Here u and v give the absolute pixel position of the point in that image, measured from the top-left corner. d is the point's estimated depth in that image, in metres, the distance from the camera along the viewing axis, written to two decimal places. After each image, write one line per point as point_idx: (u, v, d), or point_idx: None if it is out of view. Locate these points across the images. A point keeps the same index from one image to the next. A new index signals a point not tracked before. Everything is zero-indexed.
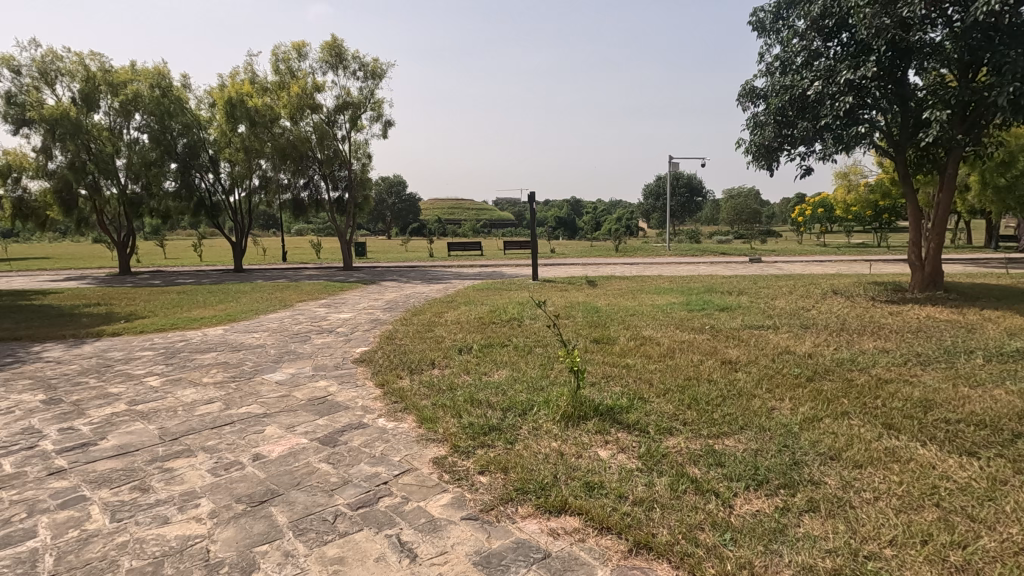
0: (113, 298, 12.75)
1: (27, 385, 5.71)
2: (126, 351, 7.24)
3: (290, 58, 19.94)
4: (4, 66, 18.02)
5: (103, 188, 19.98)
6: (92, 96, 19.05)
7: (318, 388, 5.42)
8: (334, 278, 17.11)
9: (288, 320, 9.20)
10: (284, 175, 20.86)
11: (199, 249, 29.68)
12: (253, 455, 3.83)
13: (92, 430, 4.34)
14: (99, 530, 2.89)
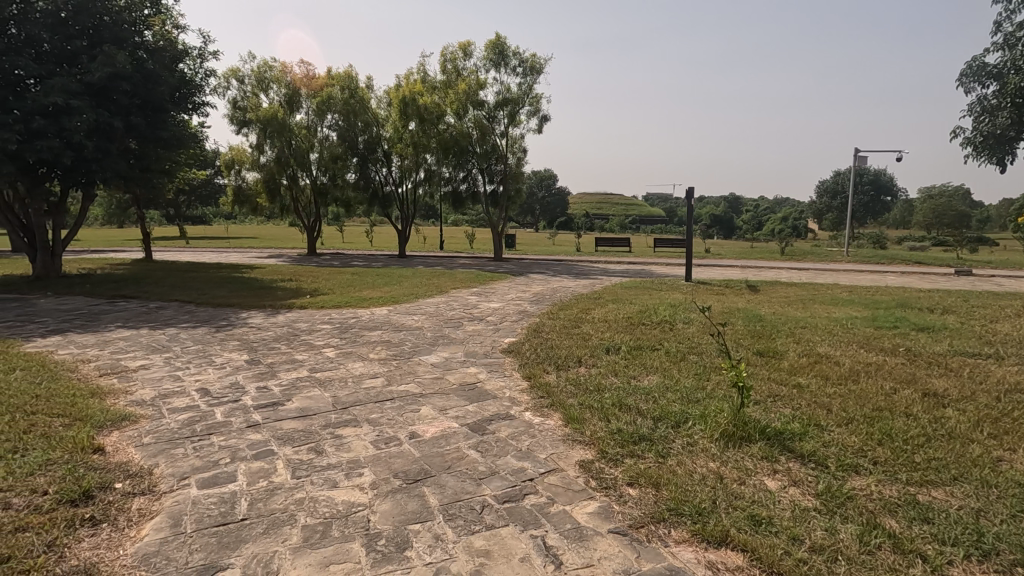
0: (302, 276, 14.64)
1: (236, 346, 6.74)
2: (309, 323, 8.22)
3: (457, 58, 21.06)
4: (232, 77, 21.53)
5: (299, 179, 23.14)
6: (295, 99, 22.23)
7: (469, 373, 5.62)
8: (485, 268, 17.84)
9: (443, 306, 9.76)
10: (446, 168, 22.23)
11: (370, 235, 32.97)
12: (409, 432, 4.05)
13: (281, 392, 4.95)
14: (283, 483, 3.25)
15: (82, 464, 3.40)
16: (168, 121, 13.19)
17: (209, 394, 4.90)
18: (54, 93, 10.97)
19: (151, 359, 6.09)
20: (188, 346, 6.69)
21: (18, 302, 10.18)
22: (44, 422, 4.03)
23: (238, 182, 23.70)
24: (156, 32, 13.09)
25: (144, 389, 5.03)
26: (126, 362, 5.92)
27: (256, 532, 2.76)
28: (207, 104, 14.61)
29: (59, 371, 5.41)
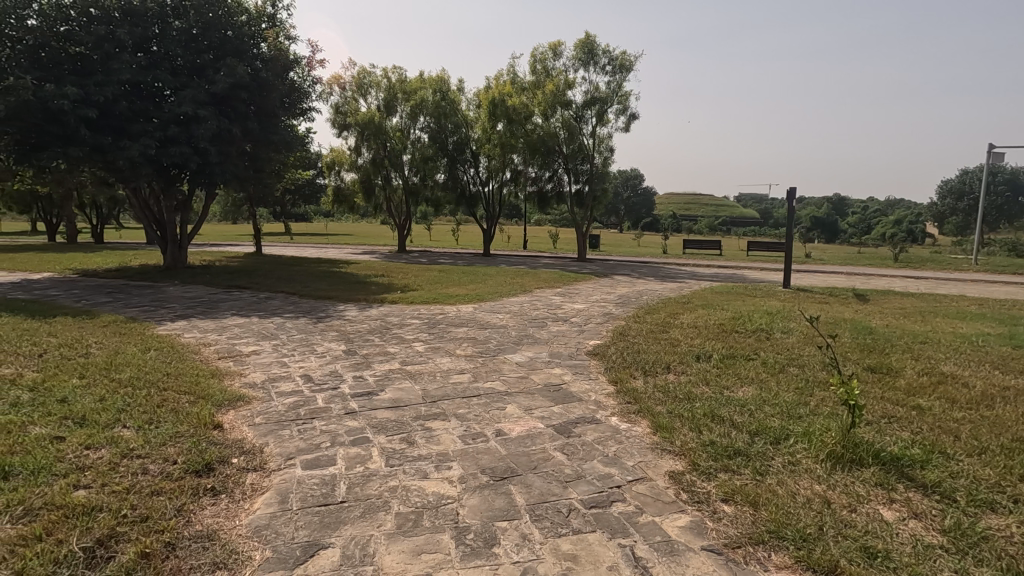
0: (392, 272, 15.32)
1: (335, 337, 7.17)
2: (400, 317, 8.58)
3: (546, 58, 21.11)
4: (335, 84, 22.92)
5: (392, 179, 24.23)
6: (391, 103, 23.25)
7: (554, 374, 5.61)
8: (569, 269, 17.75)
9: (528, 305, 9.81)
10: (532, 168, 22.36)
11: (457, 233, 33.85)
12: (495, 430, 4.10)
13: (376, 382, 5.20)
14: (378, 470, 3.41)
15: (206, 438, 3.75)
16: (279, 127, 14.28)
17: (312, 380, 5.24)
18: (186, 103, 12.25)
19: (261, 345, 6.62)
20: (293, 335, 7.20)
21: (152, 289, 11.46)
22: (174, 398, 4.50)
23: (337, 182, 25.19)
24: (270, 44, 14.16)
25: (255, 373, 5.48)
26: (240, 347, 6.48)
27: (354, 515, 2.91)
28: (312, 109, 15.59)
29: (185, 353, 6.02)
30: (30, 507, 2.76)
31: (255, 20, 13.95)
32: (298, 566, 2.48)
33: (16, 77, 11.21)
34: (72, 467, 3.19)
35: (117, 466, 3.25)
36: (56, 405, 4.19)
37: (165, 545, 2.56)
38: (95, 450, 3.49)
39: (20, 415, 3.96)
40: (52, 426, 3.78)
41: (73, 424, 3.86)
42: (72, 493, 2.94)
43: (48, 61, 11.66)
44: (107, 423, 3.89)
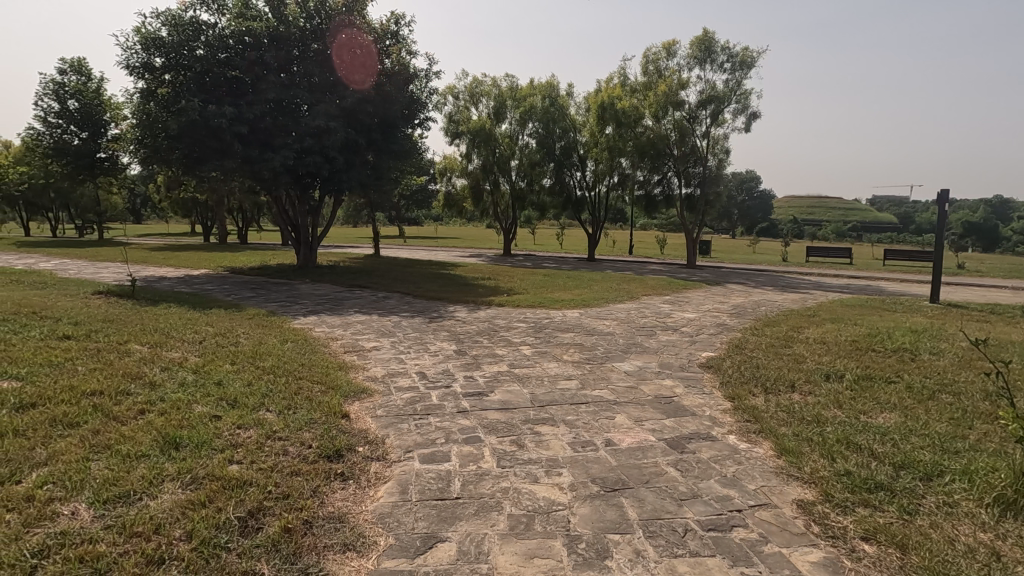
0: (499, 275, 15.66)
1: (446, 337, 7.47)
2: (508, 320, 8.75)
3: (659, 58, 20.50)
4: (449, 94, 23.97)
5: (500, 184, 24.89)
6: (501, 110, 23.87)
7: (664, 386, 5.41)
8: (677, 275, 17.07)
9: (635, 312, 9.58)
10: (641, 172, 21.79)
11: (561, 238, 33.90)
12: (605, 439, 4.04)
13: (485, 383, 5.35)
14: (490, 470, 3.49)
15: (335, 427, 4.06)
16: (399, 136, 15.23)
17: (426, 378, 5.50)
18: (320, 117, 13.49)
19: (380, 342, 7.07)
20: (408, 333, 7.61)
21: (287, 286, 12.69)
22: (307, 387, 4.94)
23: (448, 188, 26.33)
24: (393, 58, 15.04)
25: (376, 367, 5.87)
26: (362, 343, 6.97)
27: (468, 512, 3.00)
28: (428, 119, 16.39)
29: (316, 345, 6.60)
30: (195, 477, 3.16)
31: (380, 38, 14.98)
32: (418, 556, 2.60)
33: (187, 100, 12.94)
34: (227, 444, 3.61)
35: (263, 447, 3.62)
36: (213, 387, 4.77)
37: (303, 523, 2.80)
38: (245, 430, 3.92)
39: (186, 394, 4.55)
40: (210, 406, 4.31)
41: (227, 405, 4.37)
42: (228, 467, 3.32)
43: (211, 85, 13.26)
44: (253, 406, 4.35)
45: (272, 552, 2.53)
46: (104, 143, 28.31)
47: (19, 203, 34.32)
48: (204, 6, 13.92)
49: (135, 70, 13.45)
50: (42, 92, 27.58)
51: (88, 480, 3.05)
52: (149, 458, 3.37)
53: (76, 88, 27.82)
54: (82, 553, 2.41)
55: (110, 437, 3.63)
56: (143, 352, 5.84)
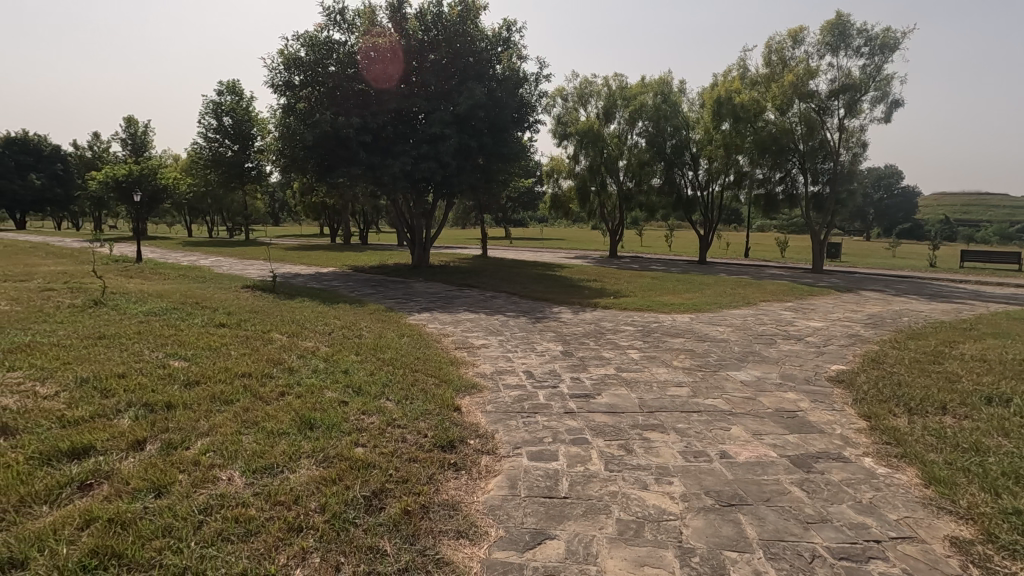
0: (604, 277, 15.45)
1: (553, 337, 7.51)
2: (614, 323, 8.61)
3: (784, 47, 19.04)
4: (558, 96, 24.09)
5: (607, 185, 24.58)
6: (611, 110, 23.55)
7: (787, 399, 5.01)
8: (801, 280, 15.76)
9: (752, 319, 8.99)
10: (761, 170, 20.33)
11: (670, 239, 32.67)
12: (720, 451, 3.84)
13: (592, 385, 5.31)
14: (597, 473, 3.46)
15: (448, 419, 4.25)
16: (508, 139, 15.59)
17: (533, 377, 5.58)
18: (435, 124, 14.16)
19: (488, 340, 7.29)
20: (515, 332, 7.77)
21: (403, 284, 13.50)
22: (423, 379, 5.23)
23: (555, 189, 26.47)
24: (504, 64, 15.41)
25: (485, 364, 6.07)
26: (472, 340, 7.23)
27: (576, 512, 3.00)
28: (537, 122, 16.60)
29: (430, 341, 6.96)
30: (327, 455, 3.47)
31: (492, 45, 15.42)
32: (526, 551, 2.65)
33: (320, 113, 14.23)
34: (354, 428, 3.92)
35: (385, 432, 3.89)
36: (341, 375, 5.21)
37: (420, 507, 2.97)
38: (368, 415, 4.24)
39: (318, 380, 5.02)
40: (339, 392, 4.70)
41: (353, 392, 4.74)
42: (355, 448, 3.61)
43: (341, 98, 14.45)
44: (375, 395, 4.69)
45: (394, 531, 2.70)
46: (252, 155, 32.06)
47: (185, 209, 39.77)
48: (337, 26, 15.23)
49: (279, 88, 15.05)
50: (204, 111, 31.75)
51: (241, 451, 3.46)
52: (289, 435, 3.76)
53: (230, 106, 31.70)
54: (236, 514, 2.74)
55: (258, 414, 4.10)
56: (283, 340, 6.53)
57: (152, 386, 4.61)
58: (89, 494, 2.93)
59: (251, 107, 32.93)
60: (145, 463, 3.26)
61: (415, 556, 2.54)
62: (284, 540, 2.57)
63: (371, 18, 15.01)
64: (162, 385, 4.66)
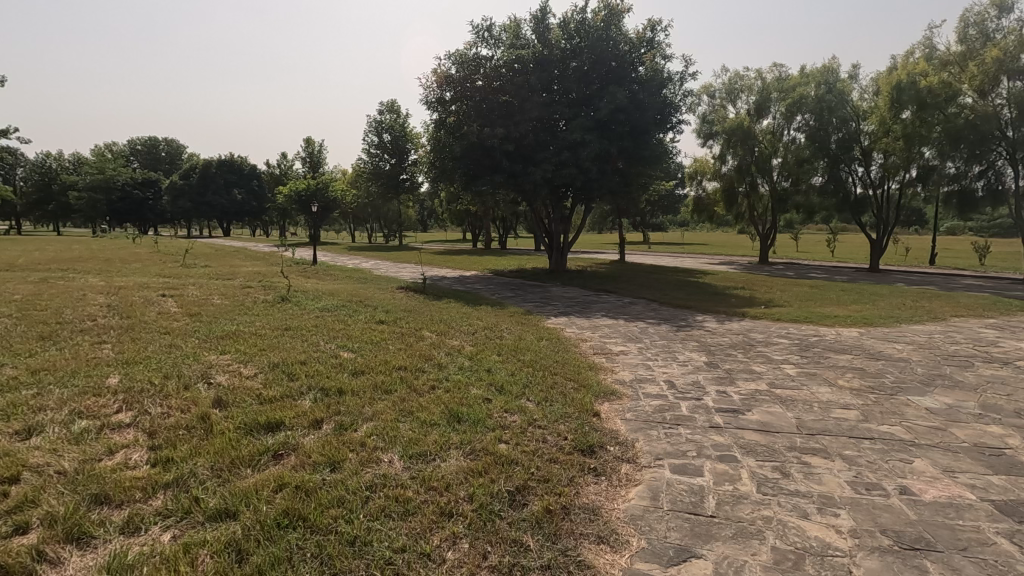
0: (754, 284, 14.34)
1: (696, 347, 7.16)
2: (766, 335, 7.94)
3: (987, 19, 16.45)
4: (704, 93, 22.90)
5: (759, 185, 22.81)
6: (764, 105, 21.82)
7: (989, 433, 4.22)
8: (1008, 293, 13.18)
9: (941, 337, 7.72)
10: (953, 163, 17.45)
11: (833, 245, 29.28)
12: (899, 486, 3.36)
13: (742, 400, 4.96)
14: (748, 495, 3.23)
15: (588, 423, 4.26)
16: (650, 142, 15.16)
17: (675, 387, 5.36)
18: (576, 130, 14.27)
19: (627, 346, 7.17)
20: (655, 340, 7.53)
21: (541, 288, 13.78)
22: (562, 383, 5.30)
23: (699, 192, 25.17)
24: (648, 65, 15.06)
25: (624, 371, 5.97)
26: (610, 346, 7.16)
27: (725, 534, 2.82)
28: (682, 122, 15.93)
29: (568, 345, 7.03)
30: (474, 448, 3.68)
31: (636, 47, 15.16)
32: (671, 566, 2.56)
33: (468, 126, 15.13)
34: (497, 425, 4.10)
35: (526, 431, 4.01)
36: (485, 373, 5.49)
37: (562, 507, 3.01)
38: (510, 414, 4.40)
39: (464, 377, 5.33)
40: (483, 389, 4.95)
41: (496, 390, 4.97)
42: (498, 444, 3.78)
43: (486, 110, 15.22)
44: (517, 394, 4.86)
45: (536, 528, 2.78)
46: (407, 167, 35.04)
47: (349, 218, 44.63)
48: (485, 42, 16.08)
49: (432, 104, 16.31)
50: (368, 129, 35.52)
51: (399, 438, 3.80)
52: (439, 426, 4.05)
53: (390, 124, 35.15)
54: (397, 494, 3.02)
55: (413, 405, 4.47)
56: (433, 338, 7.04)
57: (327, 372, 5.27)
58: (281, 463, 3.43)
59: (407, 124, 36.16)
60: (322, 441, 3.73)
61: (557, 555, 2.59)
62: (437, 523, 2.78)
63: (516, 32, 15.62)
64: (334, 372, 5.29)
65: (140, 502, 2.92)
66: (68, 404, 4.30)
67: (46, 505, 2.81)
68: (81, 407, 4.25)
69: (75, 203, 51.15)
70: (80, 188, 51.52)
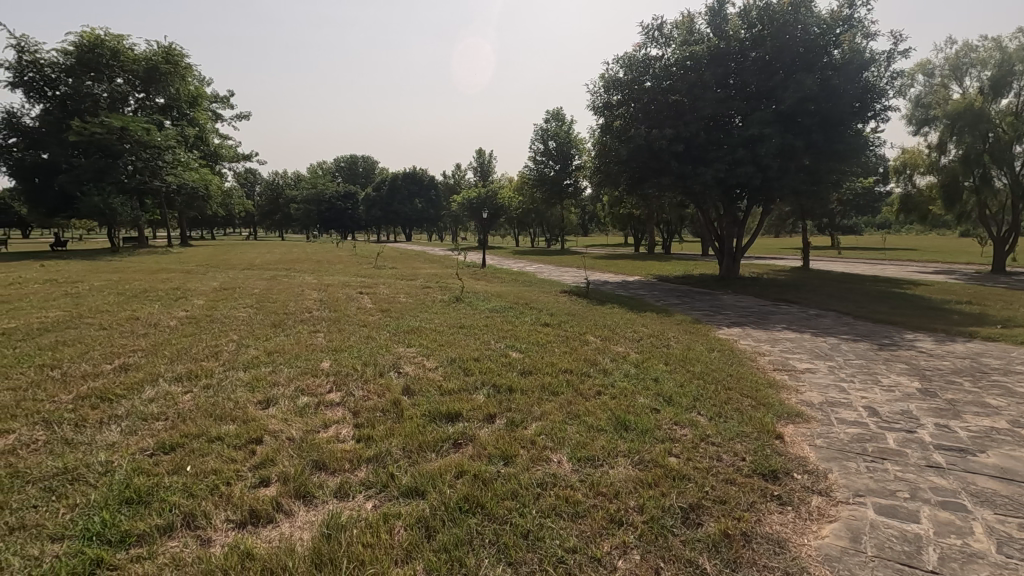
0: (985, 298, 11.83)
1: (904, 370, 6.12)
2: (1005, 361, 6.49)
3: None
4: (919, 71, 19.53)
5: (993, 179, 18.79)
6: (1004, 80, 17.97)
7: None
8: None
9: None
10: None
11: None
12: None
13: (971, 439, 4.11)
14: (985, 554, 2.66)
15: (770, 446, 3.88)
16: (846, 134, 13.40)
17: (879, 415, 4.64)
18: (755, 125, 13.19)
19: (815, 364, 6.39)
20: (850, 359, 6.61)
21: (710, 296, 12.98)
22: (738, 399, 4.92)
23: (907, 188, 21.62)
24: (845, 47, 13.25)
25: (812, 392, 5.33)
26: (793, 362, 6.45)
27: None
28: (887, 108, 13.78)
29: (743, 358, 6.50)
30: (643, 458, 3.60)
31: (830, 28, 13.47)
32: None
33: (635, 129, 14.86)
34: (667, 437, 3.95)
35: (699, 447, 3.81)
36: (651, 382, 5.33)
37: (741, 533, 2.79)
38: (681, 427, 4.21)
39: (630, 384, 5.24)
40: (650, 399, 4.82)
41: (664, 400, 4.80)
42: (668, 457, 3.64)
43: (655, 111, 14.82)
44: (687, 407, 4.64)
45: (713, 551, 2.62)
46: (570, 173, 35.76)
47: (515, 224, 46.86)
48: (654, 42, 15.69)
49: (599, 109, 16.38)
50: (535, 138, 36.96)
51: (567, 439, 3.87)
52: (606, 432, 4.03)
53: (555, 132, 35.98)
54: (566, 495, 3.07)
55: (579, 408, 4.52)
56: (597, 343, 7.06)
57: (498, 370, 5.58)
58: (460, 451, 3.72)
59: (571, 131, 36.70)
60: (496, 434, 3.95)
61: None
62: (607, 529, 2.77)
63: (689, 28, 14.99)
64: (505, 371, 5.58)
65: (348, 472, 3.38)
66: (294, 382, 5.16)
67: (282, 465, 3.41)
68: (303, 385, 5.07)
69: (295, 212, 61.06)
70: (299, 201, 61.71)
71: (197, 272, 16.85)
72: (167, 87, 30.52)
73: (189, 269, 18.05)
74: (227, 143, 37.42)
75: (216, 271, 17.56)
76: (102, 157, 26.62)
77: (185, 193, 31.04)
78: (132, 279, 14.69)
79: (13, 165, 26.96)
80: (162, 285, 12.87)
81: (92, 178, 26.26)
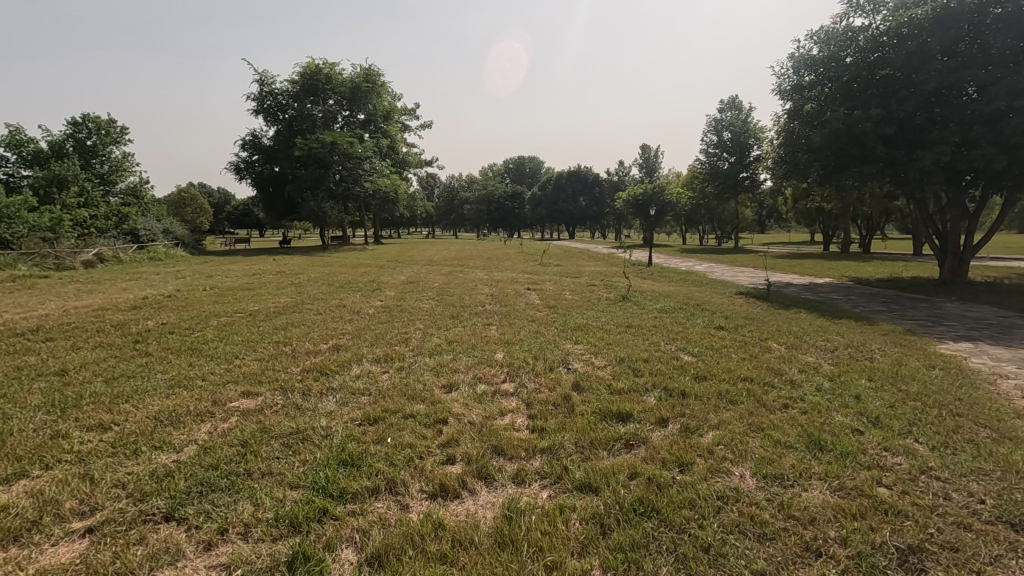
0: None
1: None
2: None
3: None
4: None
5: None
6: None
7: None
8: None
9: None
10: None
11: None
12: None
13: None
14: None
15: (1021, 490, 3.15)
16: None
17: None
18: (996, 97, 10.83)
19: None
20: None
21: (927, 303, 10.97)
22: (971, 428, 4.08)
23: None
24: None
25: None
26: None
27: None
28: None
29: (978, 380, 5.36)
30: (843, 484, 3.18)
31: None
32: None
33: (831, 112, 13.23)
34: (874, 463, 3.45)
35: (918, 479, 3.25)
36: (851, 399, 4.68)
37: None
38: (893, 454, 3.63)
39: (825, 399, 4.66)
40: (851, 418, 4.24)
41: (869, 421, 4.19)
42: (876, 487, 3.17)
43: (857, 90, 13.01)
44: (900, 431, 3.98)
45: None
46: (747, 164, 33.04)
47: (683, 221, 44.82)
48: (859, 11, 13.74)
49: (786, 92, 14.96)
50: (707, 130, 34.90)
51: (750, 453, 3.58)
52: (796, 449, 3.65)
53: (730, 121, 33.59)
54: (751, 513, 2.85)
55: (763, 421, 4.15)
56: (782, 351, 6.41)
57: (670, 373, 5.37)
58: (633, 452, 3.66)
59: (749, 119, 33.88)
60: (670, 439, 3.82)
61: None
62: (803, 558, 2.51)
63: None
64: (677, 374, 5.35)
65: (524, 460, 3.54)
66: (472, 370, 5.55)
67: (465, 446, 3.69)
68: (480, 373, 5.43)
69: (469, 213, 65.98)
70: (472, 202, 66.48)
71: (389, 267, 19.07)
72: (366, 103, 35.02)
73: (382, 264, 20.39)
74: (413, 151, 41.65)
75: (403, 266, 19.63)
76: (318, 168, 31.36)
77: (379, 197, 35.22)
78: (339, 272, 17.08)
79: (256, 178, 33.16)
80: (362, 278, 14.81)
81: (310, 186, 31.10)
